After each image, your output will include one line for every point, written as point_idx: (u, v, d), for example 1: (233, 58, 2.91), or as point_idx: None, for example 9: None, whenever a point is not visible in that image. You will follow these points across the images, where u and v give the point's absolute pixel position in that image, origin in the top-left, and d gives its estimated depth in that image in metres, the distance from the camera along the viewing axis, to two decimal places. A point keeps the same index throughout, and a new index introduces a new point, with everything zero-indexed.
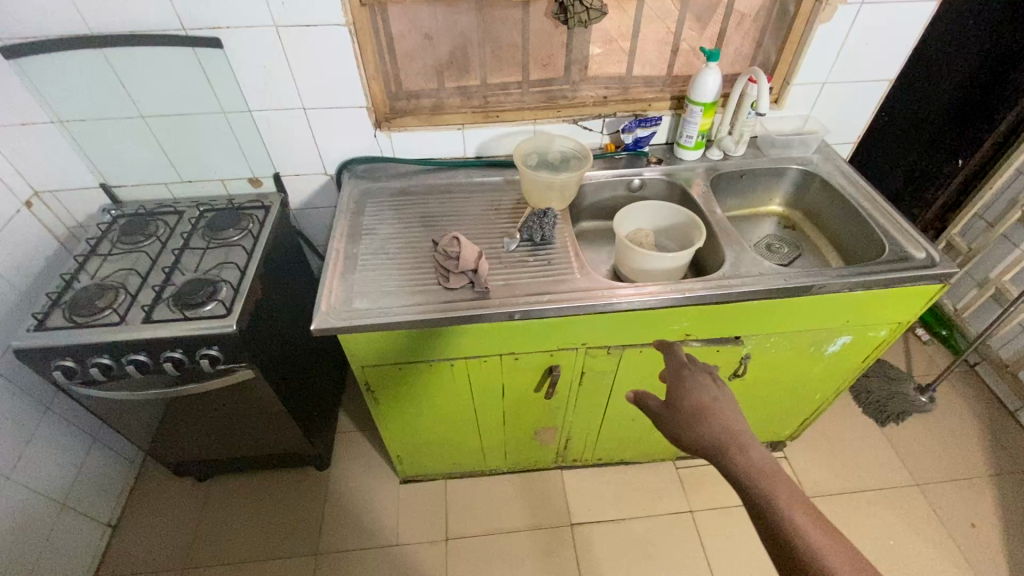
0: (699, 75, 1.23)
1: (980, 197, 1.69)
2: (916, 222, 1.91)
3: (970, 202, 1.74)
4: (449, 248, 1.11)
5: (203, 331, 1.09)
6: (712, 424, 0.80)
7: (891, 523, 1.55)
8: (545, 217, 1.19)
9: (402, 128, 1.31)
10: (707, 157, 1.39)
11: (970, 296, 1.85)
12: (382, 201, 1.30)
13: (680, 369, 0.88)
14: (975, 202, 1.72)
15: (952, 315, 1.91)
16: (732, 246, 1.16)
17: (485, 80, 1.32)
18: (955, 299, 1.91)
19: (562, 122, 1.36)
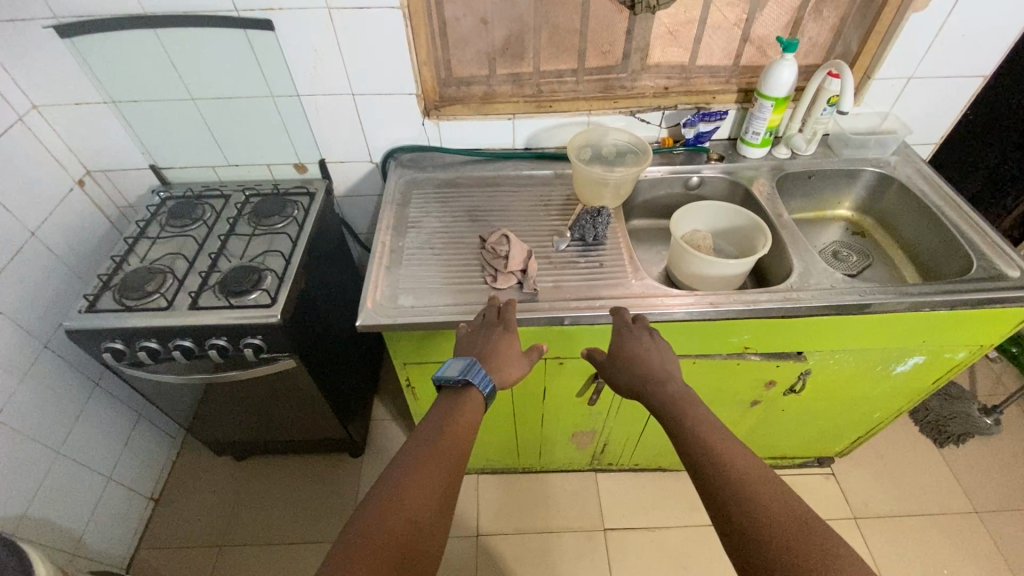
0: (774, 67, 1.14)
1: None
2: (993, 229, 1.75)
3: None
4: (499, 245, 1.06)
5: (248, 321, 1.08)
6: (654, 375, 0.81)
7: (943, 551, 1.46)
8: (599, 216, 1.13)
9: (451, 117, 1.27)
10: (773, 155, 1.30)
11: None
12: (428, 192, 1.26)
13: (623, 327, 0.91)
14: None
15: None
16: (799, 254, 1.08)
17: (539, 67, 1.26)
18: None
19: (618, 114, 1.28)
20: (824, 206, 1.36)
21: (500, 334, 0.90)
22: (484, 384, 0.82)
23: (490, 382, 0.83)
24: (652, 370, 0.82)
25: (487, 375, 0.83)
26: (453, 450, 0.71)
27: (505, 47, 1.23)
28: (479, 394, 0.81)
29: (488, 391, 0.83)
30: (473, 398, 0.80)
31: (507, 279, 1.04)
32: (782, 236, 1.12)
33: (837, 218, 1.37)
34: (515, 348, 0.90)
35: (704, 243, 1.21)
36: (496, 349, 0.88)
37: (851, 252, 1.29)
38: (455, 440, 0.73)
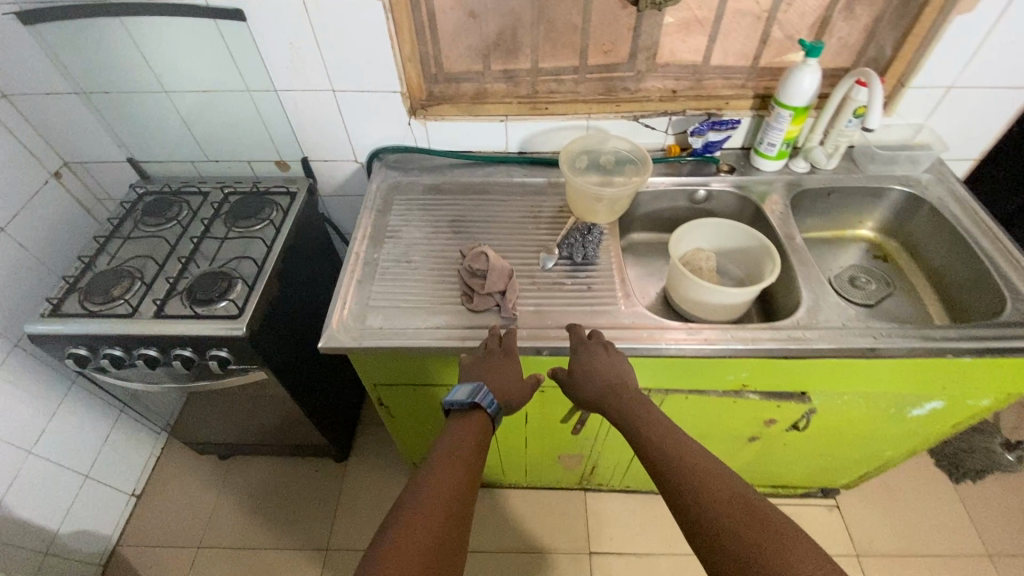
0: (794, 74, 1.02)
1: None
2: None
3: None
4: (476, 263, 0.98)
5: (212, 333, 1.02)
6: (612, 387, 0.79)
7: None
8: (590, 233, 1.04)
9: (438, 117, 1.18)
10: (790, 169, 1.19)
11: None
12: (412, 198, 1.17)
13: (581, 344, 0.85)
14: None
15: None
16: (810, 285, 0.98)
17: (535, 65, 1.16)
18: None
19: (620, 119, 1.17)
20: (844, 225, 1.25)
21: (499, 357, 0.85)
22: (490, 407, 0.78)
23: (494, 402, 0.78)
24: (606, 383, 0.79)
25: (492, 396, 0.78)
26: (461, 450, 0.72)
27: (499, 43, 1.13)
28: (483, 418, 0.77)
29: (495, 414, 0.78)
30: (477, 420, 0.77)
31: (485, 301, 0.96)
32: (793, 262, 1.02)
33: (857, 239, 1.25)
34: (516, 369, 0.84)
35: (706, 266, 1.12)
36: (496, 374, 0.83)
37: (870, 278, 1.18)
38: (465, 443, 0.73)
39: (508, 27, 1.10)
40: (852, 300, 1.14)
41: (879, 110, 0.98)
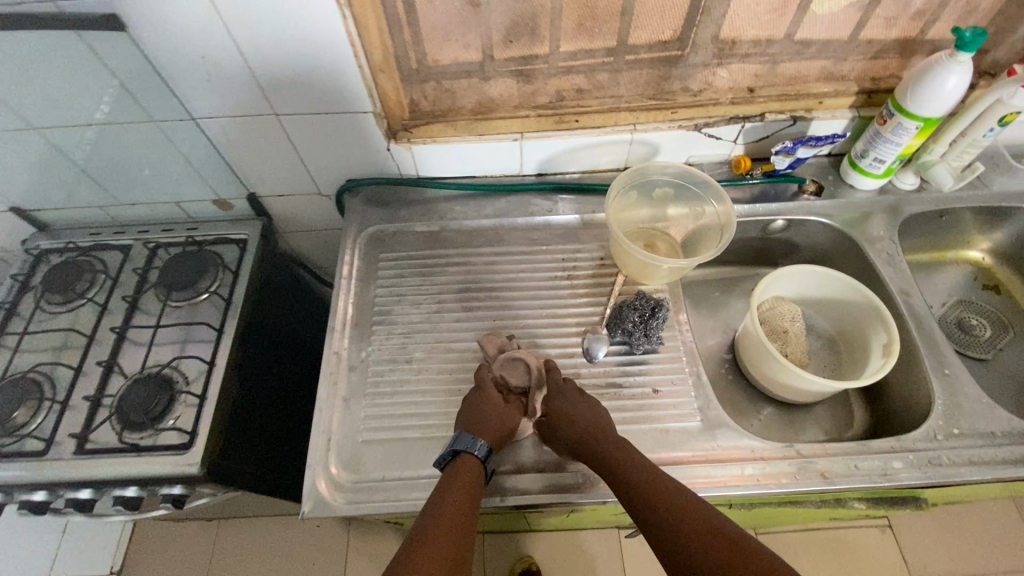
0: (937, 74, 0.73)
1: None
2: None
3: None
4: (510, 374, 0.74)
5: (158, 473, 0.77)
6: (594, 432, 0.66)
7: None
8: (655, 316, 0.79)
9: (428, 139, 0.86)
10: (893, 185, 0.91)
11: None
12: (402, 253, 0.88)
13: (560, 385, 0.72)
14: None
15: None
16: (940, 369, 0.76)
17: (560, 59, 0.81)
18: None
19: (676, 130, 0.86)
20: (946, 246, 1.00)
21: (490, 391, 0.71)
22: (480, 450, 0.65)
23: (487, 447, 0.66)
24: (585, 429, 0.67)
25: (483, 439, 0.66)
26: (461, 483, 0.63)
27: (509, 33, 0.77)
28: (475, 461, 0.65)
29: (486, 458, 0.66)
30: (466, 466, 0.65)
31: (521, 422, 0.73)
32: (913, 333, 0.79)
33: (960, 262, 1.00)
34: (512, 403, 0.72)
35: (785, 322, 0.89)
36: (481, 411, 0.69)
37: (981, 320, 0.95)
38: (462, 474, 0.64)
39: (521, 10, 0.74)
40: (964, 353, 0.91)
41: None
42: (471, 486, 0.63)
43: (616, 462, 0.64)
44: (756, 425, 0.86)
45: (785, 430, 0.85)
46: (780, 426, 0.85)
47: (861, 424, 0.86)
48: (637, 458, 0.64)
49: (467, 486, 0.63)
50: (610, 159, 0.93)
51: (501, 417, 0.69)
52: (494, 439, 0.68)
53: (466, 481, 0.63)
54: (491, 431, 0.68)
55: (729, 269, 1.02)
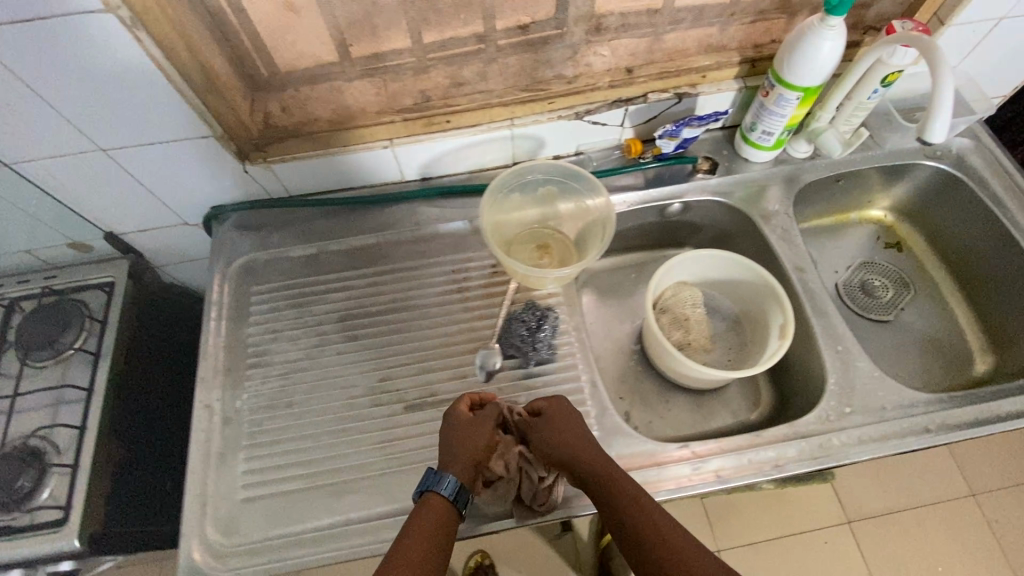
0: (810, 42, 0.68)
1: None
2: None
3: None
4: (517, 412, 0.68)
5: (34, 555, 0.74)
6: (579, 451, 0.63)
7: (940, 548, 1.38)
8: (543, 329, 0.77)
9: (287, 158, 0.78)
10: (788, 154, 0.88)
11: None
12: (277, 284, 0.81)
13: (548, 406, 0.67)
14: None
15: None
16: (831, 347, 0.75)
17: (426, 58, 0.76)
18: None
19: (557, 121, 0.81)
20: (847, 208, 0.98)
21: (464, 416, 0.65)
22: (447, 488, 0.60)
23: (454, 483, 0.60)
24: (570, 447, 0.63)
25: (449, 476, 0.61)
26: (436, 520, 0.59)
27: (357, 33, 0.71)
28: (438, 503, 0.59)
29: (455, 496, 0.60)
30: (433, 505, 0.59)
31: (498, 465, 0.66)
32: (806, 312, 0.77)
33: (863, 222, 1.00)
34: (485, 422, 0.66)
35: (687, 310, 0.87)
36: (457, 437, 0.64)
37: (883, 280, 0.95)
38: (438, 514, 0.59)
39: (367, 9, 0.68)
40: (865, 317, 0.92)
41: (944, 123, 0.60)
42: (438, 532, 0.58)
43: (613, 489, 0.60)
44: (668, 419, 0.84)
45: (696, 420, 0.84)
46: (691, 417, 0.84)
47: (767, 403, 0.86)
48: (636, 488, 0.60)
49: (438, 525, 0.58)
50: (495, 157, 0.87)
51: (473, 442, 0.64)
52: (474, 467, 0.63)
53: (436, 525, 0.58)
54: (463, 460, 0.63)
55: (637, 255, 0.99)
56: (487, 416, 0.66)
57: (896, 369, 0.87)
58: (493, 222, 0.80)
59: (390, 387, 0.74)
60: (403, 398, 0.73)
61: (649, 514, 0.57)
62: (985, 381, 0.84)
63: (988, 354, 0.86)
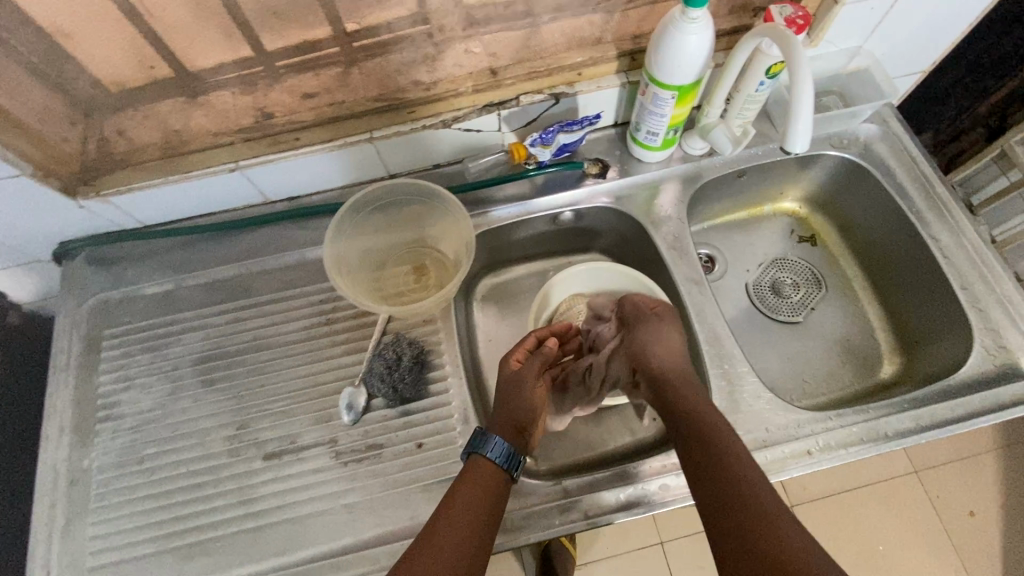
0: (675, 38, 0.61)
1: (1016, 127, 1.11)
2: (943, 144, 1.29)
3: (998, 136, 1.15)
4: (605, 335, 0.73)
5: None
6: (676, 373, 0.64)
7: (881, 524, 1.35)
8: (403, 367, 0.71)
9: (121, 190, 0.71)
10: (684, 152, 0.82)
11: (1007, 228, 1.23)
12: (131, 327, 0.76)
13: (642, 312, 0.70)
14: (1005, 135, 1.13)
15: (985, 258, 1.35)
16: (716, 366, 0.71)
17: (277, 67, 0.69)
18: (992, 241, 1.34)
19: (419, 132, 0.74)
20: (759, 201, 0.92)
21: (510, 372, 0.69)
22: (496, 453, 0.60)
23: (503, 447, 0.60)
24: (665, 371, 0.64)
25: (496, 439, 0.61)
26: (481, 487, 0.58)
27: (172, 46, 0.63)
28: (484, 467, 0.60)
29: (506, 461, 0.60)
30: (480, 468, 0.60)
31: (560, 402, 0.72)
32: (693, 328, 0.73)
33: (776, 215, 0.94)
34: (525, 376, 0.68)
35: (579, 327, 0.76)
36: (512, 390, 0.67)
37: (795, 279, 0.90)
38: (485, 477, 0.59)
39: (179, 20, 0.60)
40: (774, 318, 0.87)
41: (804, 132, 0.57)
42: (480, 498, 0.57)
43: (708, 446, 0.56)
44: (562, 444, 0.78)
45: (592, 442, 0.78)
46: (587, 439, 0.78)
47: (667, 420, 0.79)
48: (737, 448, 0.56)
49: (485, 488, 0.58)
50: (367, 171, 0.79)
51: (519, 399, 0.66)
52: (515, 427, 0.64)
53: (480, 491, 0.58)
54: (507, 415, 0.65)
55: (538, 263, 0.92)
56: (527, 372, 0.68)
57: (802, 375, 0.83)
58: (349, 248, 0.74)
59: (248, 437, 0.69)
60: (262, 447, 0.69)
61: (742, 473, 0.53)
62: (890, 385, 0.80)
63: (896, 356, 0.82)
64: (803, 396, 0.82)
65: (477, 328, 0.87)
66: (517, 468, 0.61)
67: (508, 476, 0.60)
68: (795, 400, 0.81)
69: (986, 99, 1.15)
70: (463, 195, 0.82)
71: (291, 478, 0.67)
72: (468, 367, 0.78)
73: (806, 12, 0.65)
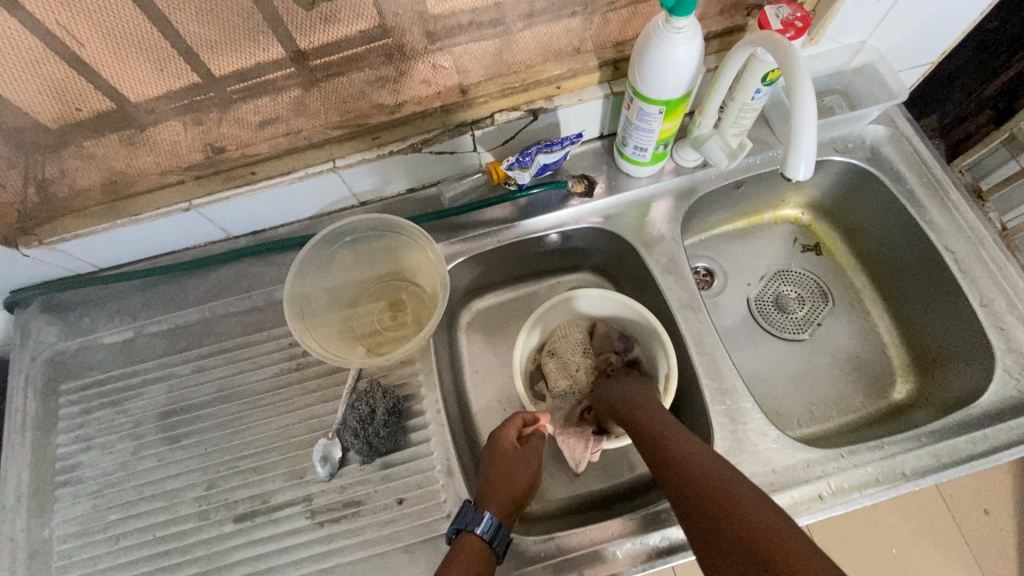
0: (659, 49, 0.55)
1: None
2: None
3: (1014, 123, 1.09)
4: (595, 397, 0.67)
5: None
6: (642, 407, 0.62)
7: (897, 532, 1.17)
8: (377, 422, 0.65)
9: (66, 237, 0.66)
10: (677, 164, 0.76)
11: None
12: (89, 381, 0.71)
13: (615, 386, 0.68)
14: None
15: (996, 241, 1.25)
16: (718, 402, 0.66)
17: (230, 93, 0.59)
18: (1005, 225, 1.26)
19: (387, 158, 0.68)
20: (759, 209, 0.86)
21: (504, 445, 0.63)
22: (485, 529, 0.56)
23: (492, 523, 0.56)
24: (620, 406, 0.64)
25: (487, 514, 0.57)
26: (472, 559, 0.55)
27: (111, 83, 0.54)
28: (477, 539, 0.56)
29: (492, 537, 0.56)
30: (468, 545, 0.56)
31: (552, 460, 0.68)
32: (692, 361, 0.68)
33: (778, 222, 0.88)
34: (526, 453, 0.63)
35: (576, 358, 0.74)
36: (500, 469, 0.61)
37: (800, 292, 0.84)
38: (478, 546, 0.56)
39: (112, 58, 0.51)
40: (778, 336, 0.82)
41: (808, 154, 0.50)
42: (477, 569, 0.54)
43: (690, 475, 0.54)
44: (556, 484, 0.73)
45: (588, 481, 0.73)
46: (582, 478, 0.73)
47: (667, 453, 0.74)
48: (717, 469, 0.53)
49: (475, 565, 0.54)
50: (333, 199, 0.73)
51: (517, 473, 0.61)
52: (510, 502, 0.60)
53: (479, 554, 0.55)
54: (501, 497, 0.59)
55: (525, 285, 0.85)
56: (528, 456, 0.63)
57: (810, 398, 0.78)
58: (312, 287, 0.69)
59: (217, 498, 0.65)
60: (232, 509, 0.64)
61: (729, 493, 0.50)
62: (904, 407, 0.75)
63: (909, 374, 0.77)
64: (812, 421, 0.76)
65: (462, 359, 0.80)
66: (502, 548, 0.57)
67: (492, 556, 0.56)
68: (802, 426, 0.76)
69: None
70: (440, 221, 0.76)
71: (265, 542, 0.63)
72: (453, 407, 0.73)
73: (805, 13, 0.59)
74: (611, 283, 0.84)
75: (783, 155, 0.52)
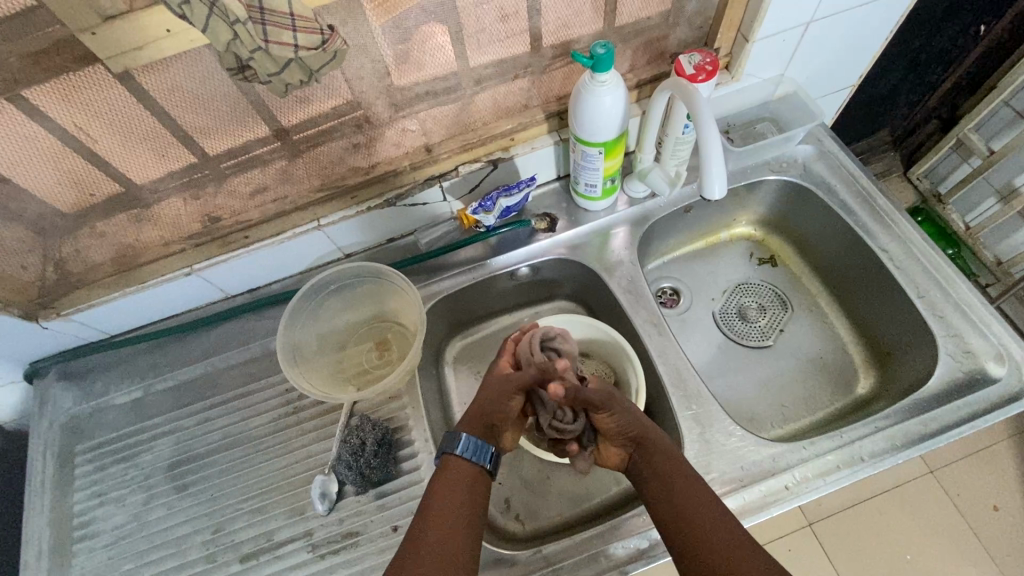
0: (588, 103, 0.64)
1: (971, 118, 1.17)
2: (904, 139, 1.34)
3: (954, 129, 1.22)
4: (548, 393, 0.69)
5: None
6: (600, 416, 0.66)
7: (904, 533, 1.15)
8: (368, 452, 0.69)
9: (83, 305, 0.73)
10: (629, 196, 0.84)
11: (988, 211, 1.24)
12: (104, 440, 0.77)
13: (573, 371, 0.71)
14: (962, 127, 1.20)
15: (962, 233, 1.30)
16: (686, 408, 0.71)
17: (224, 168, 0.67)
18: (965, 212, 1.30)
19: (364, 213, 0.77)
20: (714, 228, 0.93)
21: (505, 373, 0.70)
22: (464, 448, 0.61)
23: (470, 442, 0.61)
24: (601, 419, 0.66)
25: (464, 436, 0.61)
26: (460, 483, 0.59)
27: (120, 169, 0.62)
28: (461, 459, 0.61)
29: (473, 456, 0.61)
30: (453, 465, 0.61)
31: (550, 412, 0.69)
32: (658, 373, 0.74)
33: (733, 240, 0.94)
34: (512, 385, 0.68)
35: None
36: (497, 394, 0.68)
37: (760, 302, 0.90)
38: (466, 466, 0.61)
39: (120, 149, 0.59)
40: (743, 344, 0.87)
41: (719, 174, 0.59)
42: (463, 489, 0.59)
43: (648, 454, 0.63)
44: (547, 503, 0.76)
45: (575, 500, 0.76)
46: (572, 493, 0.77)
47: None
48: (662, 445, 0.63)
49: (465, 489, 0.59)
50: (320, 253, 0.81)
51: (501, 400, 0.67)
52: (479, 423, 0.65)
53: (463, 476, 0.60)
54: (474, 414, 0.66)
55: (503, 318, 0.91)
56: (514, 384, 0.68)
57: (780, 400, 0.82)
58: (303, 337, 0.75)
59: (224, 540, 0.68)
60: (238, 549, 0.68)
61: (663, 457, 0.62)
62: (869, 400, 0.79)
63: (870, 369, 0.82)
64: (784, 421, 0.81)
65: (449, 392, 0.86)
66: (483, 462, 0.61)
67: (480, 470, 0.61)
68: (775, 427, 0.80)
69: (931, 96, 1.22)
70: (419, 264, 0.83)
71: None
72: (442, 436, 0.77)
73: (714, 57, 0.68)
74: (584, 309, 0.90)
75: (701, 177, 0.61)
